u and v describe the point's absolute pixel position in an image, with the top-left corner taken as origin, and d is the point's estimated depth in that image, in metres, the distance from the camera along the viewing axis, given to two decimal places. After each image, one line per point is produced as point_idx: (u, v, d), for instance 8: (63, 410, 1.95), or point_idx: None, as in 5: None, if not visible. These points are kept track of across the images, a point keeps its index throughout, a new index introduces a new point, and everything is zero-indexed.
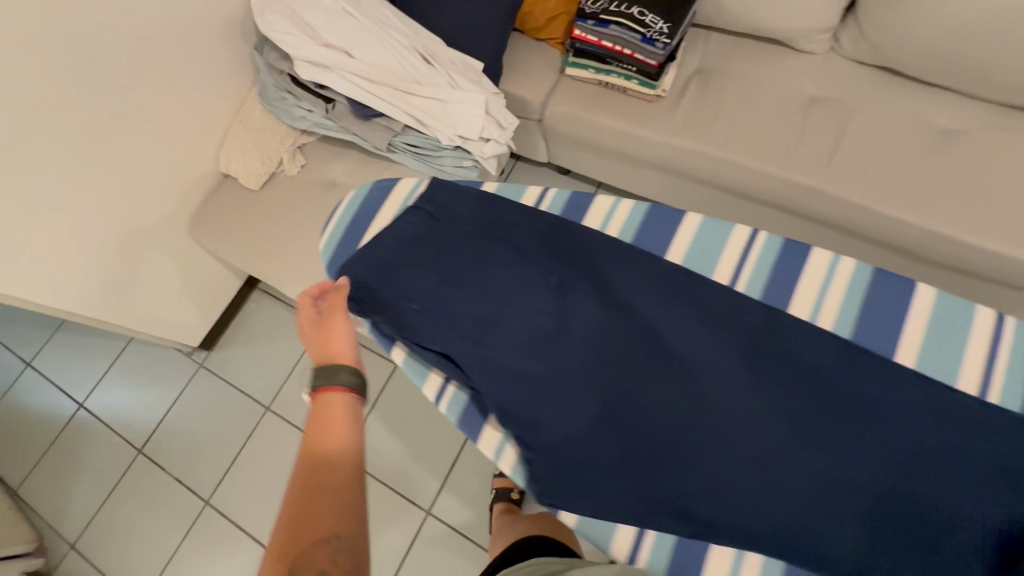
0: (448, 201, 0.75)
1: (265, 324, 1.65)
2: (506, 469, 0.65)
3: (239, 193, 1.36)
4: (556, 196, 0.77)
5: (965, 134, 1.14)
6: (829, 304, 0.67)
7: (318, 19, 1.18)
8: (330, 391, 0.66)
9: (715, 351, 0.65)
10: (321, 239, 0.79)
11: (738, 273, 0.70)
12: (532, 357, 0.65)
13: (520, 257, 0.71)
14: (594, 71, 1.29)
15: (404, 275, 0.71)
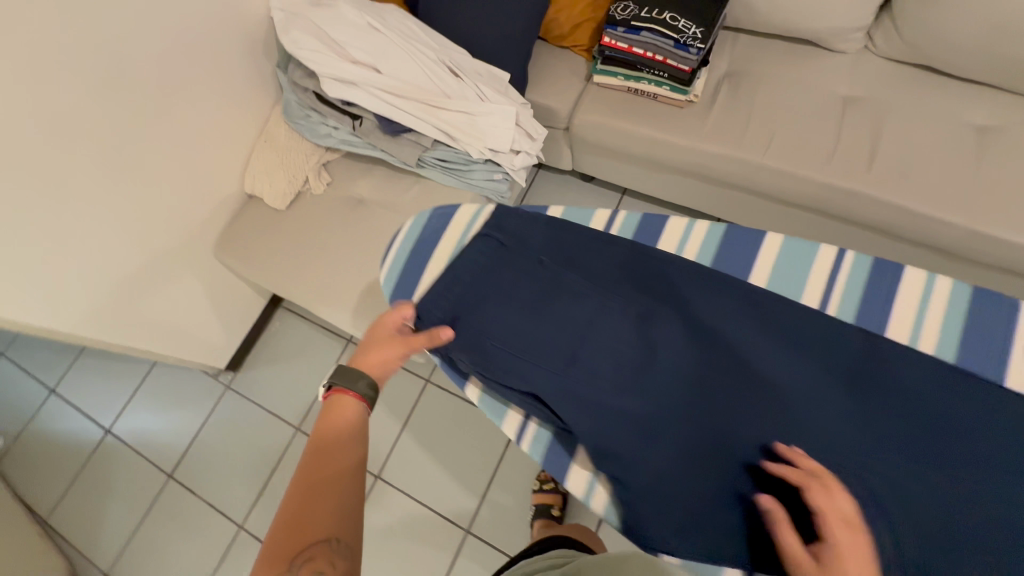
0: (517, 230, 0.78)
1: (291, 342, 1.63)
2: (598, 511, 0.66)
3: (266, 213, 1.34)
4: (625, 220, 0.78)
5: (1009, 131, 1.11)
6: (929, 325, 0.66)
7: (345, 36, 1.15)
8: (343, 395, 0.68)
9: (807, 376, 0.63)
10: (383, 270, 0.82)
11: (828, 297, 0.69)
12: (625, 391, 0.66)
13: (598, 287, 0.72)
14: (623, 78, 1.27)
15: (490, 310, 0.71)
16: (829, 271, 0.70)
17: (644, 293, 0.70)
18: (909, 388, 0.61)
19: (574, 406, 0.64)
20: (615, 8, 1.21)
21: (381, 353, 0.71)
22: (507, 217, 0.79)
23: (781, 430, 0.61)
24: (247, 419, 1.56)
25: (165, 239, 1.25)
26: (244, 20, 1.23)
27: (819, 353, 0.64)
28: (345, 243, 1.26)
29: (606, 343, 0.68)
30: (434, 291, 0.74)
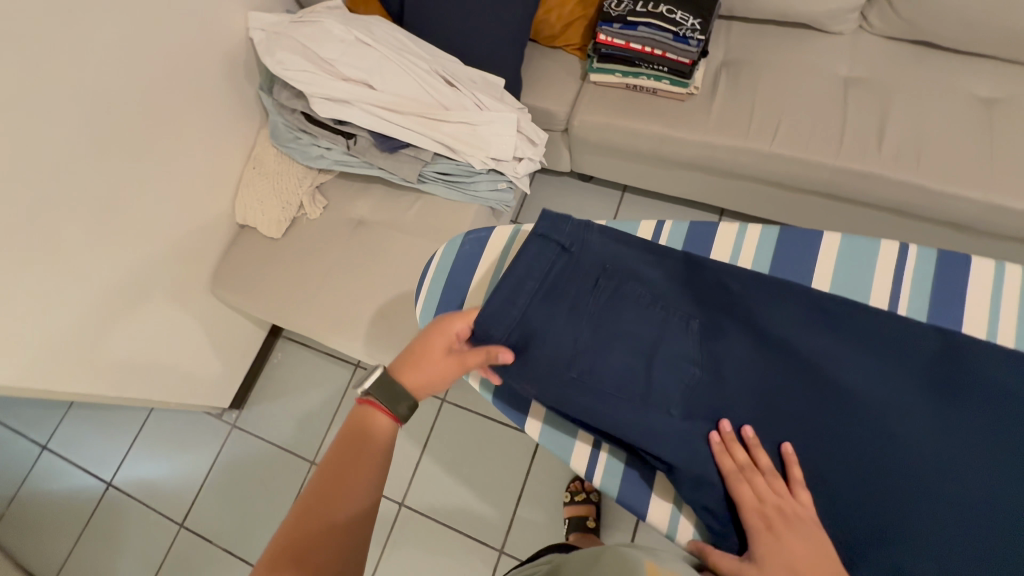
0: (570, 246, 0.67)
1: (296, 373, 1.56)
2: (686, 540, 0.65)
3: (262, 243, 1.28)
4: (672, 232, 0.75)
5: (1010, 101, 1.12)
6: (1007, 318, 0.63)
7: (333, 52, 1.11)
8: (378, 407, 0.65)
9: (893, 384, 0.58)
10: (421, 301, 0.81)
11: (897, 294, 0.67)
12: (698, 417, 0.61)
13: (651, 304, 0.65)
14: (622, 75, 1.24)
15: (553, 338, 0.63)
16: (895, 269, 0.67)
17: (706, 308, 0.64)
18: (1007, 389, 0.56)
19: (658, 441, 0.58)
20: (609, 4, 1.19)
21: (430, 367, 0.67)
22: (557, 224, 0.69)
23: (879, 450, 0.56)
24: (258, 457, 1.49)
25: (159, 279, 1.18)
26: (224, 43, 1.17)
27: (909, 359, 0.59)
28: (350, 267, 1.20)
29: (673, 368, 0.62)
30: (489, 321, 0.65)
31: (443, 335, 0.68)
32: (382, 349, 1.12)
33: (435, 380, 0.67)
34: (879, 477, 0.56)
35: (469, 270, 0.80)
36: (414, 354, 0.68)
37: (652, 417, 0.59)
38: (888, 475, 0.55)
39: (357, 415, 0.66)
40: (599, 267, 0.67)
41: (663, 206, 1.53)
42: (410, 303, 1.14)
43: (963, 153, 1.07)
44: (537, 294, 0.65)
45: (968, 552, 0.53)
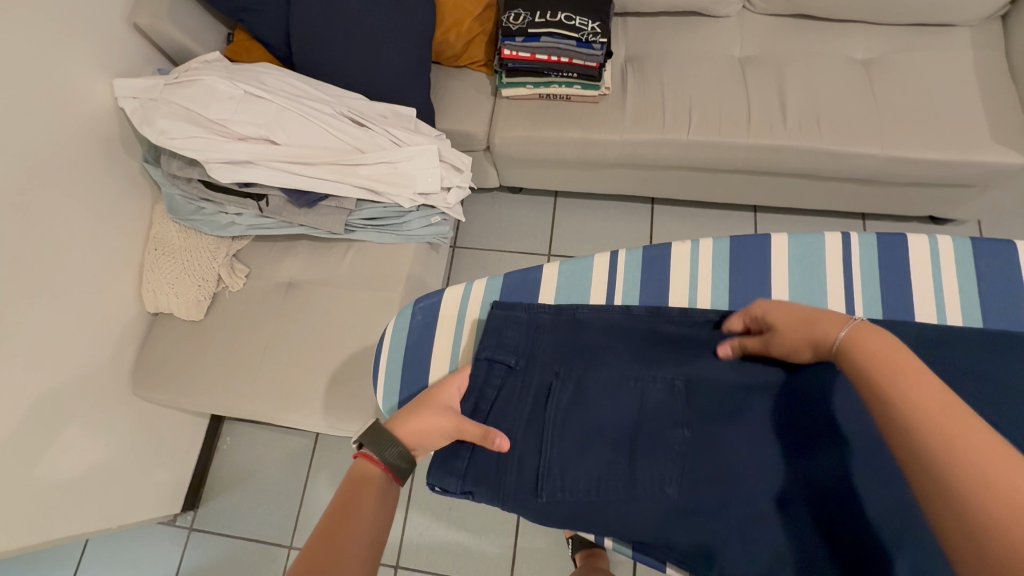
0: (520, 342, 0.69)
1: (251, 455, 1.43)
2: None
3: (183, 328, 1.15)
4: (629, 259, 0.76)
5: (879, 60, 1.22)
6: (948, 289, 0.68)
7: (222, 112, 1.01)
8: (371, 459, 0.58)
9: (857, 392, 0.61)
10: (382, 381, 0.76)
11: (851, 283, 0.70)
12: (701, 482, 0.59)
13: (620, 373, 0.66)
14: (533, 86, 1.22)
15: (523, 456, 0.62)
16: (844, 260, 0.71)
17: (681, 361, 0.67)
18: (964, 367, 0.60)
19: (660, 525, 0.59)
20: (507, 18, 1.16)
21: (423, 411, 0.63)
22: (502, 328, 0.70)
23: (880, 461, 0.57)
24: (227, 556, 1.35)
25: (70, 397, 1.03)
26: (92, 120, 1.03)
27: None
28: (289, 336, 1.10)
29: (665, 437, 0.62)
30: (449, 455, 0.64)
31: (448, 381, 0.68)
32: (344, 417, 1.04)
33: (425, 421, 0.61)
34: (888, 485, 0.56)
35: (425, 341, 0.76)
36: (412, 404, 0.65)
37: (649, 502, 0.59)
38: (891, 484, 0.56)
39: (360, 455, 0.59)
40: (554, 358, 0.68)
41: (596, 205, 1.54)
42: (363, 361, 1.07)
43: (856, 114, 1.14)
44: (491, 414, 0.66)
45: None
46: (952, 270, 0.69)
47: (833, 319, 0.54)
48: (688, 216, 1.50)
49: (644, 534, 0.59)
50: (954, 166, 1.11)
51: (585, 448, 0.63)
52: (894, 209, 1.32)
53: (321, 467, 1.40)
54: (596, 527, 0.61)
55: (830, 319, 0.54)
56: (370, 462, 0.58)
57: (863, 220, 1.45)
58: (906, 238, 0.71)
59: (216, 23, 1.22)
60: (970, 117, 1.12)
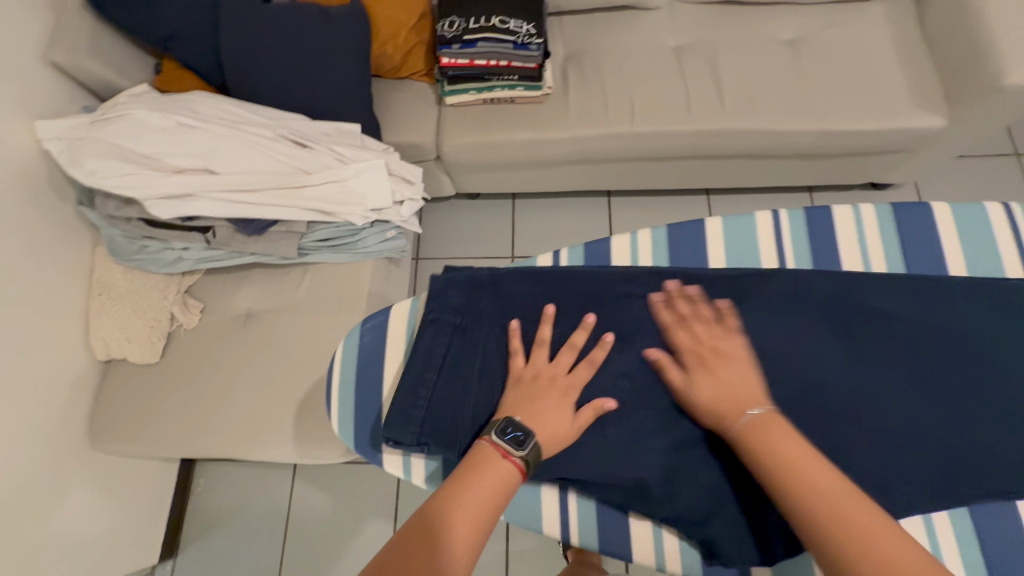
0: (467, 302, 0.68)
1: (228, 493, 1.39)
2: (676, 557, 0.62)
3: (139, 372, 1.11)
4: (571, 257, 0.76)
5: (804, 39, 1.27)
6: (874, 253, 0.71)
7: (154, 146, 0.98)
8: (512, 472, 0.56)
9: (795, 328, 0.63)
10: (335, 405, 0.73)
11: (783, 257, 0.72)
12: (645, 429, 0.61)
13: (568, 328, 0.66)
14: (475, 91, 1.22)
15: (476, 412, 0.63)
16: (776, 237, 0.73)
17: (628, 314, 0.66)
18: (892, 314, 0.63)
19: (608, 470, 0.60)
20: (442, 26, 1.15)
21: (563, 421, 0.60)
22: (447, 289, 0.68)
23: (813, 395, 0.59)
24: None
25: (22, 459, 0.98)
26: (17, 165, 0.98)
27: (801, 304, 0.64)
28: (253, 367, 1.08)
29: (611, 386, 0.63)
30: (394, 416, 0.63)
31: (563, 372, 0.63)
32: (317, 443, 1.02)
33: (555, 433, 0.59)
34: (823, 422, 0.58)
35: (376, 360, 0.74)
36: (536, 406, 0.60)
37: (596, 448, 0.61)
38: (823, 419, 0.58)
39: (477, 465, 0.55)
40: (509, 314, 0.67)
41: (553, 204, 1.55)
42: None
43: (787, 94, 1.19)
44: (443, 371, 0.65)
45: (925, 469, 0.57)
46: (876, 234, 0.72)
47: (746, 402, 0.56)
48: (645, 205, 1.53)
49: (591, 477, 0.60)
50: (882, 134, 1.17)
51: None
52: (836, 180, 1.37)
53: (302, 496, 1.37)
54: (541, 477, 0.61)
55: (732, 405, 0.56)
56: (496, 470, 0.55)
57: (809, 194, 1.50)
58: (832, 211, 0.74)
59: (143, 54, 1.18)
60: (892, 87, 1.17)
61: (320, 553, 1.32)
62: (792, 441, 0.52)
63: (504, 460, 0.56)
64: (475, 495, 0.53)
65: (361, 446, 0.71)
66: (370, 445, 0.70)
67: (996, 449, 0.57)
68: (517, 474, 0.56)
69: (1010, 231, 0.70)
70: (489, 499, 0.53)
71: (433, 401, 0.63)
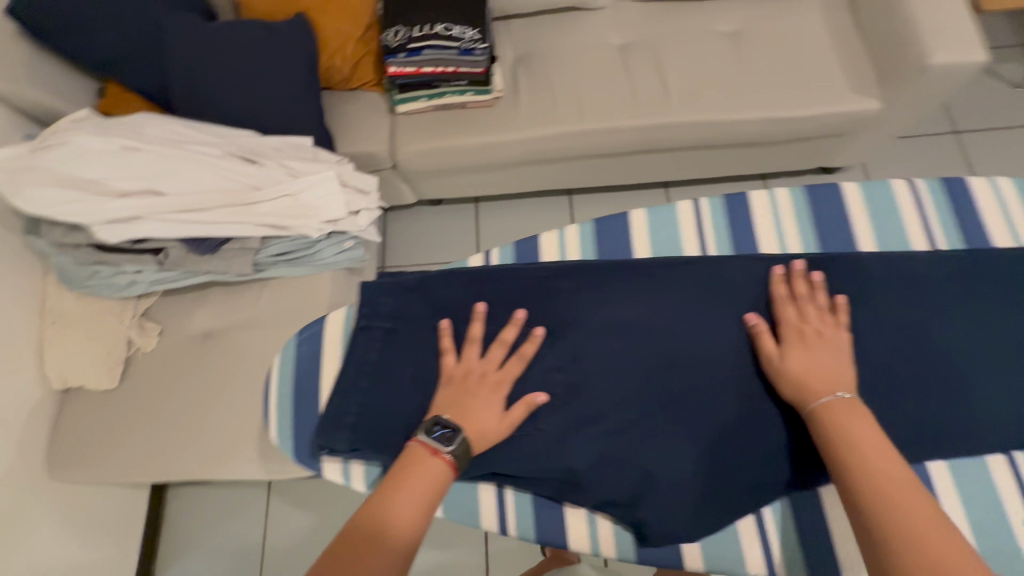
0: (397, 307, 0.71)
1: (203, 515, 1.37)
2: (609, 542, 0.63)
3: (98, 398, 1.09)
4: (502, 257, 0.77)
5: (744, 31, 1.31)
6: (790, 233, 0.74)
7: (97, 170, 0.97)
8: (441, 468, 0.57)
9: (710, 312, 0.67)
10: (273, 418, 0.72)
11: (704, 244, 0.75)
12: (573, 417, 0.63)
13: (497, 325, 0.68)
14: (426, 99, 1.23)
15: (409, 413, 0.65)
16: (696, 224, 0.76)
17: (552, 308, 0.69)
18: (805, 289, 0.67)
19: (540, 459, 0.62)
20: (387, 36, 1.16)
21: (489, 416, 0.61)
22: (376, 297, 0.71)
23: (724, 374, 0.64)
24: None
25: None
26: None
27: (715, 288, 0.68)
28: (214, 386, 1.07)
29: (540, 379, 0.65)
30: (325, 422, 0.65)
31: (491, 369, 0.64)
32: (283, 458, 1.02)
33: (483, 427, 0.60)
34: (731, 398, 0.63)
35: (312, 372, 0.73)
36: (463, 403, 0.61)
37: (528, 439, 0.62)
38: (734, 399, 0.63)
39: (408, 463, 0.57)
40: (440, 315, 0.69)
41: (515, 205, 1.57)
42: None
43: (729, 85, 1.22)
44: (375, 376, 0.67)
45: None
46: (790, 214, 0.75)
47: (835, 383, 0.58)
48: (606, 201, 1.55)
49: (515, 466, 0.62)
50: (822, 119, 1.20)
51: None
52: (786, 167, 1.41)
53: (278, 513, 1.36)
54: (473, 471, 0.63)
55: (822, 381, 0.59)
56: (427, 467, 0.57)
57: (764, 180, 1.54)
58: (748, 198, 0.77)
59: (86, 77, 1.17)
60: (829, 74, 1.21)
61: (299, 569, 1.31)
62: (871, 433, 0.54)
63: (431, 457, 0.57)
64: (406, 493, 0.55)
65: (301, 455, 0.70)
66: (309, 453, 0.69)
67: (907, 408, 0.62)
68: (445, 470, 0.57)
69: (915, 210, 0.74)
70: (421, 497, 0.55)
71: (364, 407, 0.66)
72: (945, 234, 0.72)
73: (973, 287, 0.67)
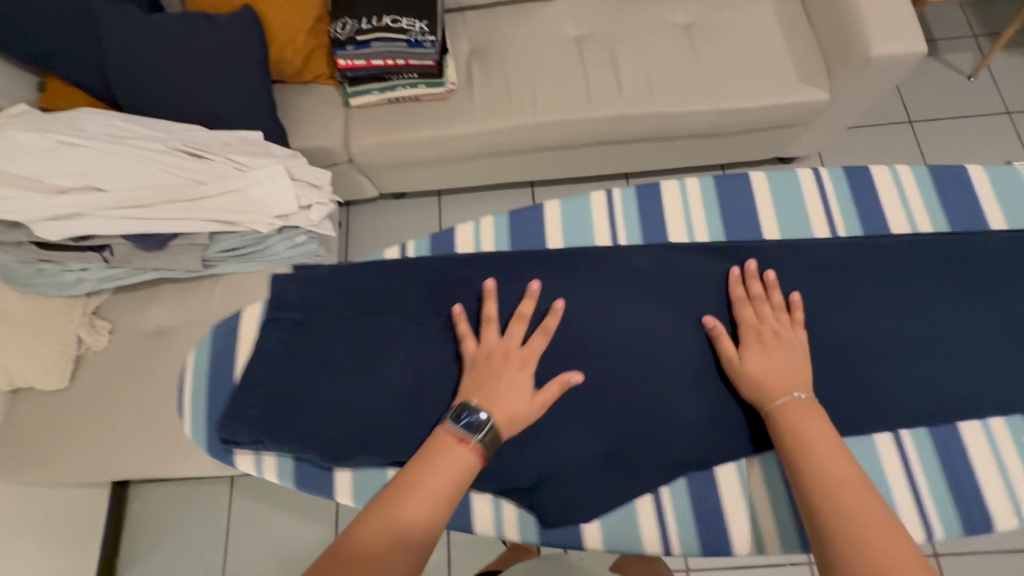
0: (308, 299, 0.75)
1: (166, 513, 1.37)
2: (512, 525, 0.67)
3: (48, 397, 1.08)
4: (416, 250, 0.81)
5: (697, 22, 1.31)
6: (698, 220, 0.80)
7: (35, 167, 0.96)
8: (469, 453, 0.58)
9: (618, 302, 0.72)
10: (184, 414, 0.76)
11: (615, 231, 0.81)
12: None
13: (407, 318, 0.73)
14: (379, 91, 1.23)
15: (315, 403, 0.69)
16: (607, 210, 0.82)
17: (460, 300, 0.74)
18: (703, 276, 0.74)
19: None
20: (335, 28, 1.15)
21: (517, 397, 0.63)
22: (286, 289, 0.76)
23: (626, 360, 0.69)
24: None
25: None
26: None
27: (619, 279, 0.74)
28: (166, 383, 1.07)
29: (444, 370, 0.70)
30: (228, 414, 0.70)
31: (508, 353, 0.66)
32: None
33: (517, 407, 0.62)
34: (629, 381, 0.68)
35: (227, 366, 0.77)
36: (488, 388, 0.63)
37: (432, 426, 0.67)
38: (637, 383, 0.68)
39: (438, 448, 0.58)
40: (346, 309, 0.74)
41: (477, 197, 1.57)
42: None
43: (680, 77, 1.23)
44: (281, 368, 0.72)
45: (730, 418, 0.67)
46: (699, 203, 0.81)
47: (791, 385, 0.62)
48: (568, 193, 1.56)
49: (412, 454, 0.66)
50: (771, 110, 1.22)
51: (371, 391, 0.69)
52: (742, 157, 1.43)
53: (242, 508, 1.36)
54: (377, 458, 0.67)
55: (778, 383, 0.63)
56: (456, 454, 0.58)
57: (723, 171, 1.55)
58: (659, 186, 0.83)
59: (27, 73, 1.14)
60: (778, 65, 1.23)
61: (263, 563, 1.32)
62: (824, 436, 0.57)
63: (458, 443, 0.58)
64: (431, 481, 0.56)
65: (209, 449, 0.74)
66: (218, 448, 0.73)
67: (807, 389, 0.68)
68: (473, 456, 0.58)
69: (817, 192, 0.81)
70: (444, 486, 0.55)
71: (267, 398, 0.71)
72: (846, 220, 0.79)
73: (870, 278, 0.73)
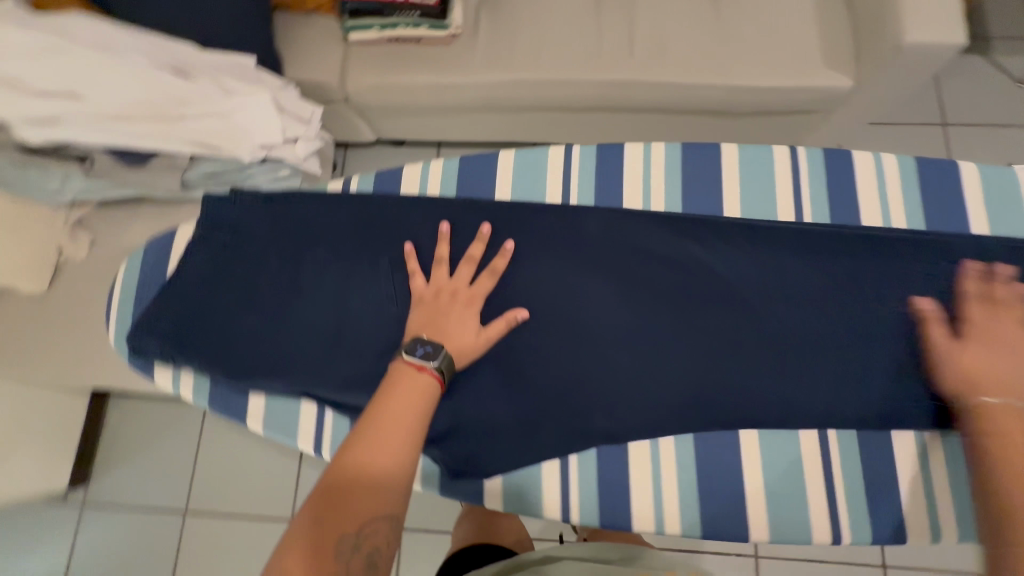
0: (244, 219, 0.80)
1: (141, 426, 1.42)
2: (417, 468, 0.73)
3: (28, 303, 1.11)
4: (360, 184, 0.84)
5: None
6: (656, 191, 0.81)
7: (14, 64, 0.92)
8: (427, 380, 0.64)
9: (547, 265, 0.76)
10: (112, 327, 0.82)
11: (567, 188, 0.82)
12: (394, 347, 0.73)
13: (337, 256, 0.77)
14: (379, 28, 1.17)
15: (238, 326, 0.75)
16: (562, 165, 0.83)
17: (390, 245, 0.77)
18: (634, 246, 0.77)
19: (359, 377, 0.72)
20: None
21: (465, 332, 0.69)
22: (220, 210, 0.81)
23: (544, 321, 0.74)
24: (123, 527, 1.36)
25: None
26: None
27: (553, 241, 0.78)
28: None
29: (363, 310, 0.75)
30: (145, 324, 0.76)
31: (457, 291, 0.72)
32: None
33: (463, 342, 0.69)
34: (539, 337, 0.74)
35: (155, 278, 0.83)
36: (438, 322, 0.69)
37: (346, 361, 0.73)
38: (549, 349, 0.73)
39: (399, 380, 0.63)
40: (278, 240, 0.79)
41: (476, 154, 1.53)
42: None
43: (696, 46, 1.15)
44: (206, 288, 0.77)
45: (638, 386, 0.72)
46: (660, 171, 0.82)
47: (1005, 389, 0.67)
48: None
49: (331, 387, 0.72)
50: (787, 92, 1.14)
51: (290, 322, 0.75)
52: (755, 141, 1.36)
53: (212, 431, 1.40)
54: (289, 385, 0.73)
55: (992, 379, 0.68)
56: (418, 384, 0.63)
57: None
58: (623, 149, 0.83)
59: None
60: (803, 44, 1.14)
61: (228, 485, 1.37)
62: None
63: (418, 375, 0.63)
64: (401, 413, 0.61)
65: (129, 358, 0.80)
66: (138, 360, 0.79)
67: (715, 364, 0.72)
68: (432, 382, 0.64)
69: (791, 173, 0.81)
70: (414, 415, 0.61)
71: (188, 316, 0.76)
72: (814, 207, 0.79)
73: (797, 271, 0.75)
